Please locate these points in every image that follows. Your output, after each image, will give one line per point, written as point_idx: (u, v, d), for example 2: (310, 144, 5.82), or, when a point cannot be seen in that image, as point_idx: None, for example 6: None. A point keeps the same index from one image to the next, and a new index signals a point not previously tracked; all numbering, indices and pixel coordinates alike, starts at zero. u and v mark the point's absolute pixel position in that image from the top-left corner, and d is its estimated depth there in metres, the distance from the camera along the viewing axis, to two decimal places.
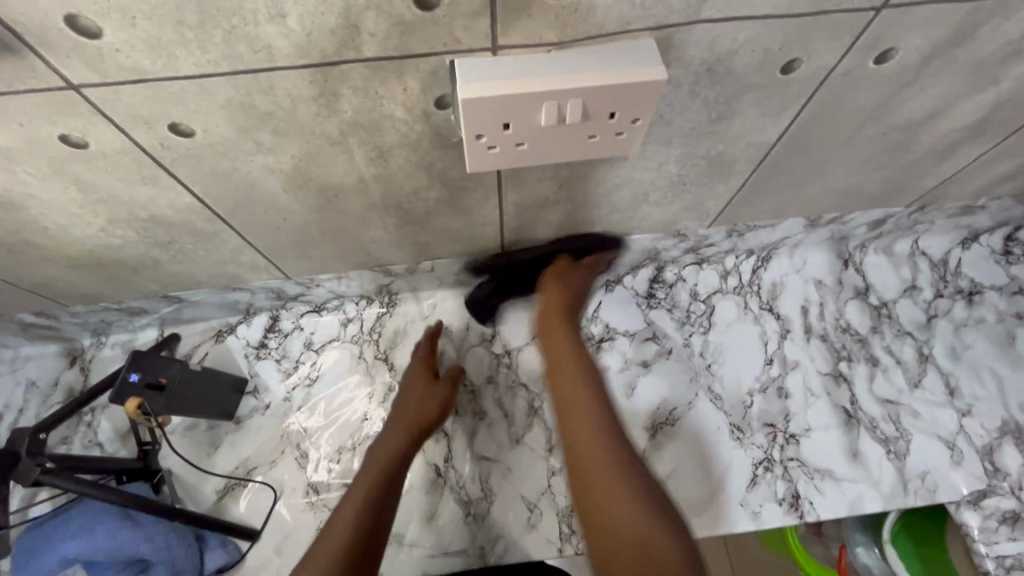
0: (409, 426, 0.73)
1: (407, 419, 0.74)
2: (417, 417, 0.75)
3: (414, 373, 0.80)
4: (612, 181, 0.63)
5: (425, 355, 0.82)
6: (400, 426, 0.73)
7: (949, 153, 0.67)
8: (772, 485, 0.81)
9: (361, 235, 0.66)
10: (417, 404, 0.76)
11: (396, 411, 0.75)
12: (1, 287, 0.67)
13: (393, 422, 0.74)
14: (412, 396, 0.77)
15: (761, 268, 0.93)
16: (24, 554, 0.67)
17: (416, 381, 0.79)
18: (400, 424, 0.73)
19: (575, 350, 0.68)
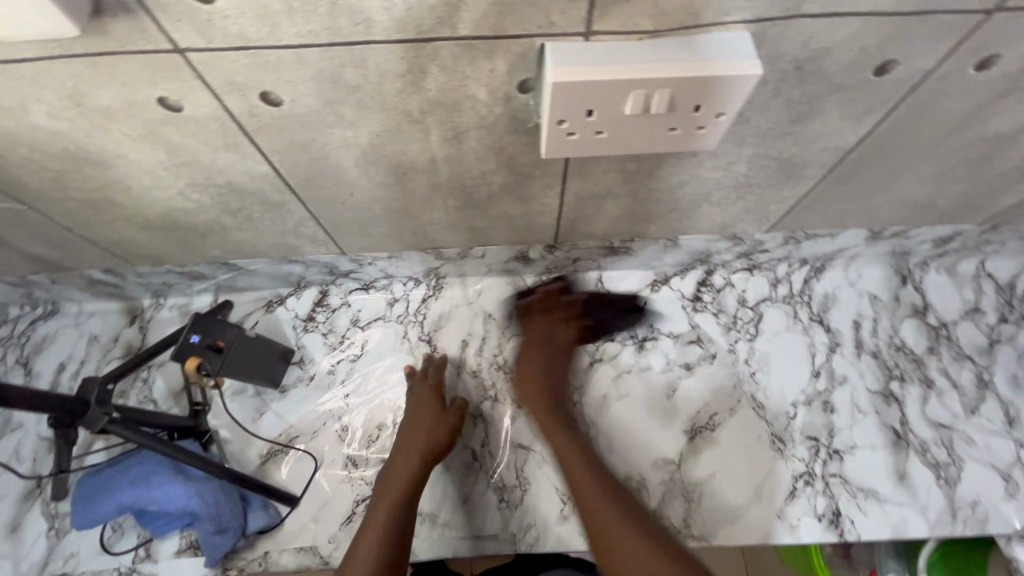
0: (422, 450, 0.75)
1: (418, 446, 0.75)
2: (429, 442, 0.76)
3: (421, 395, 0.80)
4: (678, 179, 0.62)
5: (432, 383, 0.82)
6: (411, 453, 0.75)
7: None
8: (812, 500, 0.79)
9: (421, 216, 0.67)
10: (427, 430, 0.77)
11: (408, 435, 0.77)
12: (77, 242, 0.70)
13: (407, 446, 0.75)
14: (421, 421, 0.77)
15: (814, 278, 0.90)
16: (83, 497, 0.70)
17: (424, 405, 0.79)
18: (414, 450, 0.75)
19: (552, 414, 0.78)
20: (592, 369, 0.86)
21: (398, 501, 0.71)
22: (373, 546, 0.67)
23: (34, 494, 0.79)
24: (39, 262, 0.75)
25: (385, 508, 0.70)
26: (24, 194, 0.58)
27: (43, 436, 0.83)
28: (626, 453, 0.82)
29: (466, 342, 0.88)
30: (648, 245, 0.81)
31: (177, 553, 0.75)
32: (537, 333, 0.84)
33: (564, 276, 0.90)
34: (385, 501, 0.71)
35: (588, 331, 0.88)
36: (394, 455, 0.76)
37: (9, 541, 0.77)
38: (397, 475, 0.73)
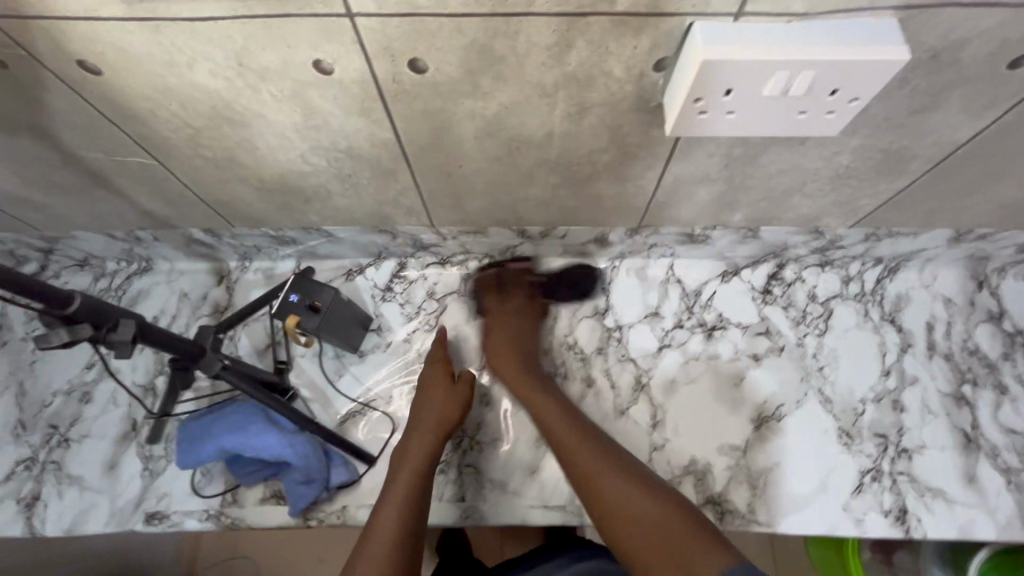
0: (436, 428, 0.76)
1: (432, 423, 0.77)
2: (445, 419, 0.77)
3: (432, 376, 0.82)
4: (779, 167, 0.63)
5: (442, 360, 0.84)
6: (425, 429, 0.76)
7: None
8: (878, 495, 0.79)
9: (519, 191, 0.69)
10: (441, 404, 0.78)
11: (420, 415, 0.78)
12: (190, 200, 0.74)
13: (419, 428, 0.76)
14: (434, 400, 0.79)
15: (886, 278, 0.90)
16: (185, 440, 0.74)
17: (436, 381, 0.81)
18: (428, 426, 0.76)
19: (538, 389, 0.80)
20: (660, 353, 0.88)
21: (414, 477, 0.71)
22: (392, 521, 0.67)
23: (130, 437, 0.85)
24: (150, 218, 0.80)
25: (403, 487, 0.70)
26: (159, 150, 0.62)
27: (137, 383, 0.88)
28: (691, 438, 0.83)
29: (537, 320, 0.90)
30: (727, 234, 0.82)
31: (262, 501, 0.80)
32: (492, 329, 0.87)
33: (636, 261, 0.91)
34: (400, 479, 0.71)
35: (657, 317, 0.90)
36: (404, 441, 0.76)
37: (107, 479, 0.82)
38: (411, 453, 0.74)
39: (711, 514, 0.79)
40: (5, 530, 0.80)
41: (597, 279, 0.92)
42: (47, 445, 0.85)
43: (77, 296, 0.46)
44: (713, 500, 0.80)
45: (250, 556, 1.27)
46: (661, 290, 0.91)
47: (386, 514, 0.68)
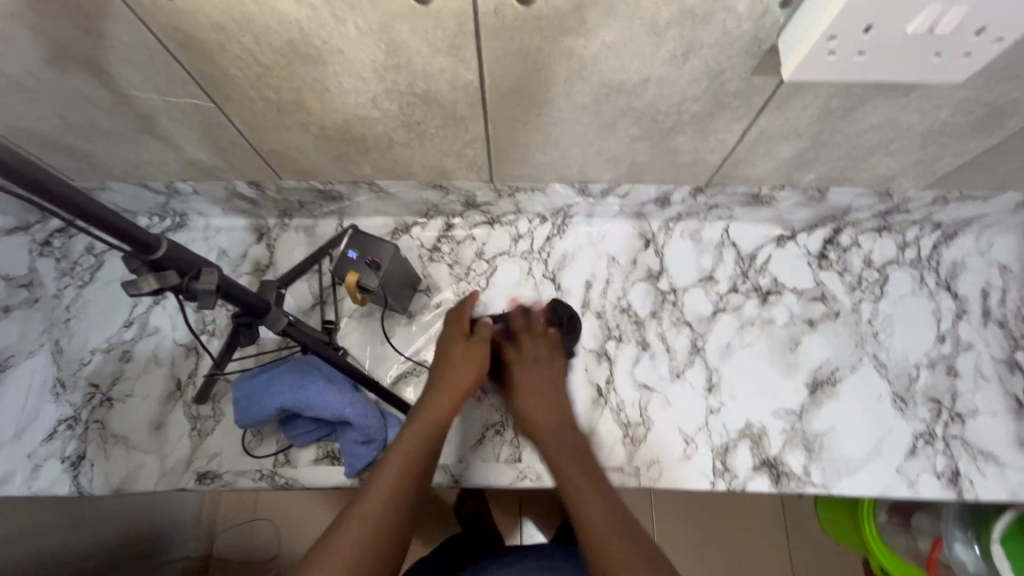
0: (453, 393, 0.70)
1: (450, 386, 0.70)
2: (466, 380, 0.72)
3: (451, 332, 0.77)
4: (872, 121, 0.61)
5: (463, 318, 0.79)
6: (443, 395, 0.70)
7: None
8: (931, 459, 0.80)
9: (594, 145, 0.66)
10: (461, 370, 0.72)
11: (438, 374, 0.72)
12: (241, 148, 0.70)
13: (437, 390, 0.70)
14: (455, 359, 0.74)
15: (943, 244, 0.89)
16: (242, 398, 0.72)
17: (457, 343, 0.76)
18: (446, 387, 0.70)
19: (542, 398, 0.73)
20: (715, 318, 0.87)
21: (423, 438, 0.64)
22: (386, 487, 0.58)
23: (177, 396, 0.83)
24: (194, 167, 0.75)
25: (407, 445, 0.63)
26: (221, 89, 0.58)
27: (180, 342, 0.85)
28: (748, 401, 0.83)
29: (590, 283, 0.88)
30: (793, 195, 0.80)
31: (315, 461, 0.79)
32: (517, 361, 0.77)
33: (691, 223, 0.90)
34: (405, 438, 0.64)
35: (712, 281, 0.88)
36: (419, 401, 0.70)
37: (154, 438, 0.81)
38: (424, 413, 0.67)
39: (767, 476, 0.79)
40: (52, 488, 0.79)
41: (651, 241, 0.90)
42: (90, 404, 0.83)
43: (163, 243, 0.43)
44: (769, 462, 0.80)
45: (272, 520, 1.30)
46: (716, 253, 0.89)
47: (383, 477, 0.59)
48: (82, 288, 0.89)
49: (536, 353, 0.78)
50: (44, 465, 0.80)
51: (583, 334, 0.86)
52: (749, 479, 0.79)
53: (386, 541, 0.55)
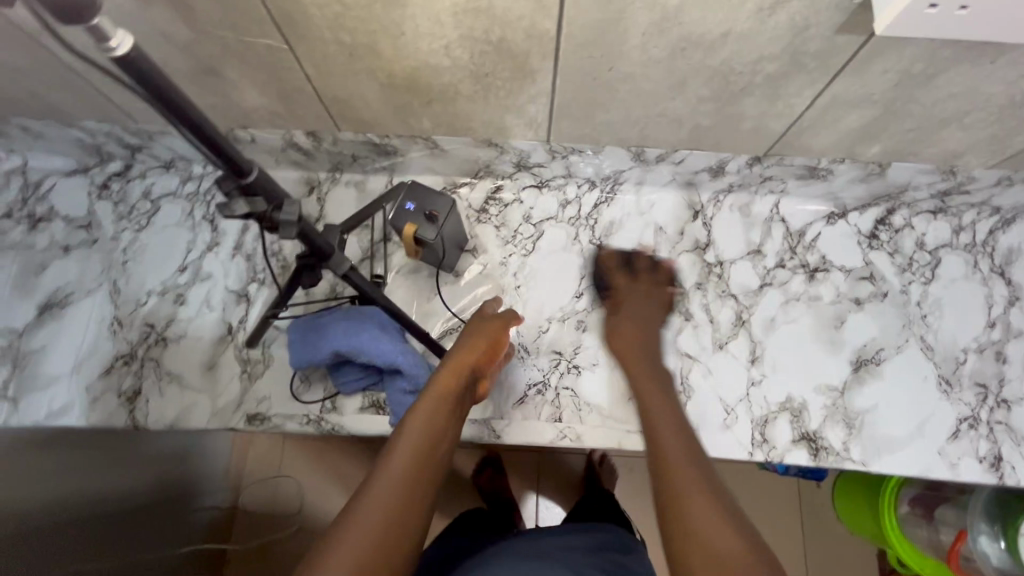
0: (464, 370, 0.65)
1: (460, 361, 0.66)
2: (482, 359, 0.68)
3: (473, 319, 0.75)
4: (952, 89, 0.59)
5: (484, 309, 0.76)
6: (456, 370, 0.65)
7: None
8: (974, 442, 0.79)
9: (659, 104, 0.66)
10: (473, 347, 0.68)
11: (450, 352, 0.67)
12: (306, 95, 0.71)
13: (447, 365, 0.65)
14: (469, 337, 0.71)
15: (1000, 230, 0.88)
16: (298, 341, 0.74)
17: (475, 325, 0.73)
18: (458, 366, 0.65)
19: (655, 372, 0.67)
20: (761, 291, 0.86)
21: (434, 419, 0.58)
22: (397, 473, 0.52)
23: (227, 339, 0.85)
24: (256, 114, 0.76)
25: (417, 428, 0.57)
26: (298, 30, 0.58)
27: (231, 289, 0.87)
28: (790, 377, 0.83)
29: (636, 251, 0.88)
30: (852, 170, 0.78)
31: (360, 410, 0.81)
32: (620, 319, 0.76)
33: (741, 196, 0.89)
34: (416, 418, 0.58)
35: (759, 255, 0.88)
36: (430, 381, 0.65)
37: (206, 378, 0.83)
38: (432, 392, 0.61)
39: (806, 449, 0.80)
40: (108, 421, 0.82)
41: (699, 212, 0.89)
42: (145, 343, 0.85)
43: (255, 168, 0.44)
44: (808, 436, 0.80)
45: (296, 478, 1.37)
46: (764, 228, 0.89)
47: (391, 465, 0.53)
48: (138, 232, 0.91)
49: (638, 291, 0.79)
50: (101, 399, 0.83)
51: None
52: (787, 451, 0.80)
53: (398, 537, 0.49)
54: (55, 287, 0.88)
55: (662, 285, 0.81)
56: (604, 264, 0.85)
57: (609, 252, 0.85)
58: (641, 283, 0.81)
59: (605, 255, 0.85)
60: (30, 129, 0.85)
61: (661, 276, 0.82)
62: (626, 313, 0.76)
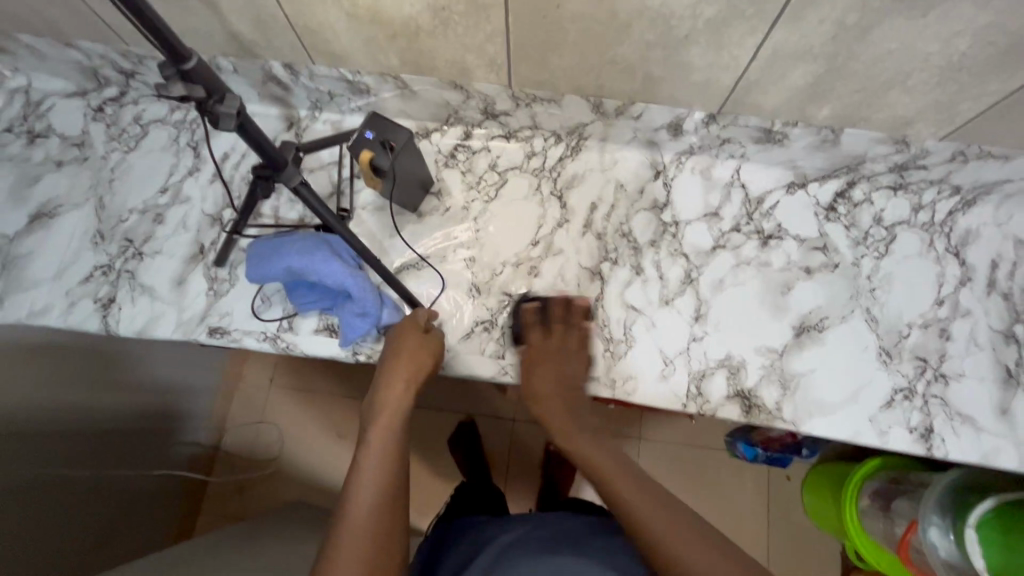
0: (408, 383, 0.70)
1: (402, 376, 0.70)
2: (424, 361, 0.73)
3: (405, 324, 0.76)
4: (889, 45, 0.61)
5: (415, 314, 0.78)
6: (396, 382, 0.70)
7: None
8: (906, 413, 0.81)
9: (608, 48, 0.68)
10: (412, 358, 0.72)
11: (390, 360, 0.72)
12: (279, 23, 0.75)
13: (388, 379, 0.70)
14: (402, 346, 0.74)
15: (960, 211, 0.88)
16: (255, 256, 0.77)
17: (410, 332, 0.75)
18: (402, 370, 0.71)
19: (574, 402, 0.76)
20: (713, 253, 0.88)
21: (390, 441, 0.65)
22: (367, 508, 0.60)
23: (198, 259, 0.90)
24: (237, 41, 0.81)
25: (373, 461, 0.63)
26: None
27: (207, 213, 0.92)
28: (731, 336, 0.85)
29: (595, 205, 0.91)
30: (807, 135, 0.80)
31: (314, 331, 0.85)
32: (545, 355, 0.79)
33: (703, 159, 0.90)
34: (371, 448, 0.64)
35: (716, 218, 0.90)
36: (372, 393, 0.70)
37: (175, 292, 0.88)
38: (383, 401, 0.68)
39: (738, 406, 0.82)
40: (82, 323, 0.87)
41: (661, 173, 0.91)
42: (123, 255, 0.91)
43: (194, 55, 0.48)
44: (742, 393, 0.82)
45: (275, 423, 1.43)
46: (724, 191, 0.90)
47: (361, 494, 0.61)
48: (126, 153, 0.96)
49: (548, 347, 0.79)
50: (78, 303, 0.88)
51: (580, 253, 0.89)
52: (720, 405, 0.82)
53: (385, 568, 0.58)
54: (46, 199, 0.94)
55: (580, 321, 0.82)
56: (522, 317, 0.82)
57: (528, 304, 0.82)
58: (556, 337, 0.80)
59: (524, 310, 0.82)
60: (33, 47, 0.90)
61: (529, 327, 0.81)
62: (548, 387, 0.76)
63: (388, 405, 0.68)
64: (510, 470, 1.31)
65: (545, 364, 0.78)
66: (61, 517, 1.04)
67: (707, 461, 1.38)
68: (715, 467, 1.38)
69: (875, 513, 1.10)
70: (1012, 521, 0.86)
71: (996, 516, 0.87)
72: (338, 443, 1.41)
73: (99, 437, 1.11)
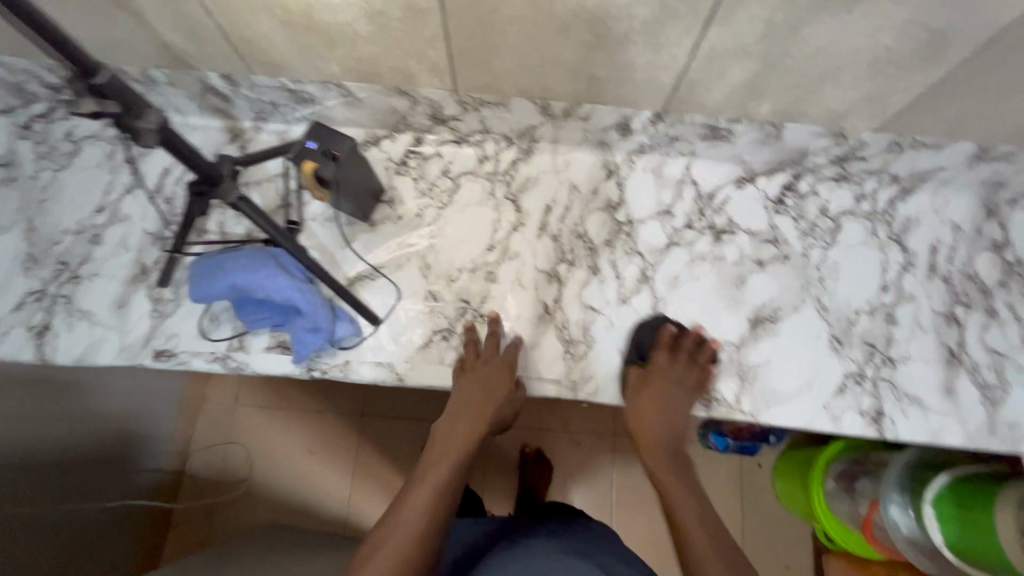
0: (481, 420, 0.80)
1: (474, 413, 0.80)
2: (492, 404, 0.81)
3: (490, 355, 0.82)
4: (819, 42, 0.62)
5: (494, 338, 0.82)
6: (471, 418, 0.80)
7: None
8: (858, 397, 0.83)
9: (550, 51, 0.68)
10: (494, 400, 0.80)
11: (462, 399, 0.80)
12: (211, 32, 0.72)
13: (463, 414, 0.80)
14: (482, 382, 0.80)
15: (900, 199, 0.91)
16: (197, 274, 0.74)
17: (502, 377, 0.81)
18: (473, 411, 0.80)
19: (672, 423, 0.80)
20: (667, 250, 0.89)
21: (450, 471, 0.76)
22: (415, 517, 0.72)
23: (140, 279, 0.86)
24: (168, 52, 0.78)
25: (431, 482, 0.75)
26: None
27: (148, 231, 0.88)
28: (689, 332, 0.86)
29: (550, 207, 0.90)
30: (751, 131, 0.81)
31: (266, 349, 0.83)
32: (646, 385, 0.81)
33: (654, 158, 0.91)
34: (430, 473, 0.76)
35: (668, 215, 0.90)
36: (448, 423, 0.81)
37: (116, 315, 0.84)
38: (456, 436, 0.79)
39: (698, 400, 0.83)
40: (16, 353, 0.82)
41: (614, 172, 0.91)
42: (58, 280, 0.86)
43: (105, 71, 0.45)
44: (701, 387, 0.83)
45: (243, 442, 1.38)
46: (675, 189, 0.91)
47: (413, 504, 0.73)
48: (58, 172, 0.91)
49: (670, 372, 0.80)
50: (11, 332, 0.83)
51: (536, 256, 0.88)
52: None
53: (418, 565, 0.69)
54: None
55: (688, 349, 0.83)
56: (653, 338, 0.83)
57: (668, 331, 0.82)
58: (678, 367, 0.81)
59: (659, 330, 0.83)
60: None
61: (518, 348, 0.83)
62: (653, 416, 0.80)
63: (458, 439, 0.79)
64: (487, 474, 1.33)
65: (675, 401, 0.80)
66: (20, 554, 0.98)
67: (685, 456, 1.39)
68: (692, 461, 1.39)
69: (841, 496, 1.12)
70: (961, 498, 0.87)
71: (949, 491, 0.89)
72: (309, 458, 1.37)
73: (52, 469, 1.06)
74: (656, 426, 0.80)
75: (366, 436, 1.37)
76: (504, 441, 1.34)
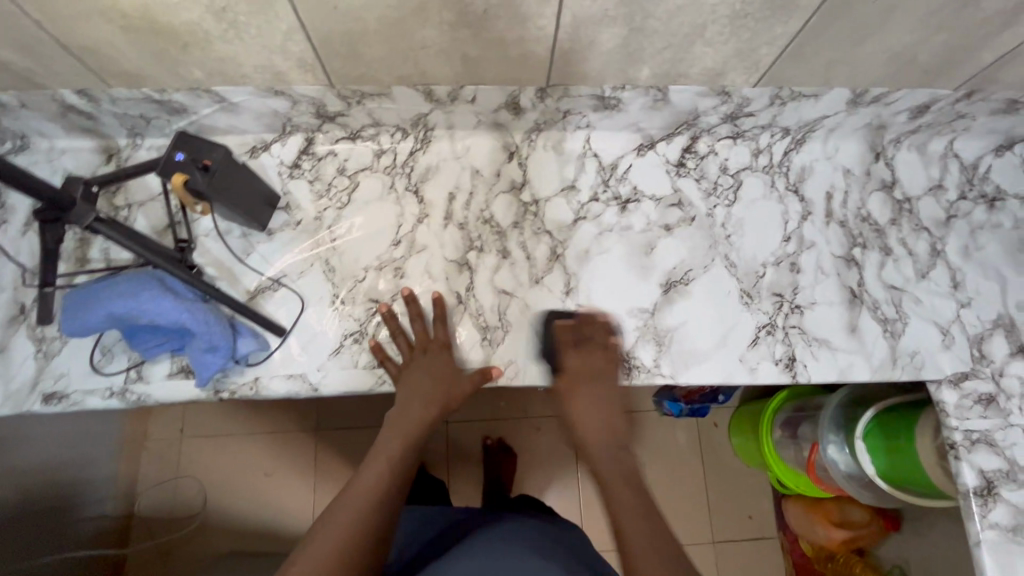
0: (436, 403, 0.77)
1: (430, 396, 0.77)
2: (441, 391, 0.77)
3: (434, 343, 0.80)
4: (676, 1, 0.63)
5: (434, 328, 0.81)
6: (426, 401, 0.76)
7: (1005, 25, 0.67)
8: (771, 347, 0.86)
9: (415, 33, 0.66)
10: (444, 385, 0.78)
11: (411, 387, 0.77)
12: (49, 46, 0.67)
13: (415, 395, 0.77)
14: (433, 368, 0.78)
15: (794, 150, 0.93)
16: (71, 307, 0.70)
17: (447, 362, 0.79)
18: (421, 399, 0.76)
19: (612, 407, 0.70)
20: (575, 226, 0.89)
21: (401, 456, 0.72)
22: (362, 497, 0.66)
23: (19, 320, 0.80)
24: (9, 71, 0.71)
25: (382, 466, 0.70)
26: None
27: (24, 268, 0.82)
28: (605, 303, 0.86)
29: (453, 195, 0.89)
30: (638, 97, 0.81)
31: (169, 376, 0.78)
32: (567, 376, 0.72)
33: (553, 135, 0.90)
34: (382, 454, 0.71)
35: (573, 191, 0.90)
36: (400, 408, 0.76)
37: None
38: (409, 419, 0.75)
39: (618, 370, 0.83)
40: None
41: (514, 154, 0.90)
42: None
43: None
44: (622, 358, 0.84)
45: (194, 475, 1.32)
46: (578, 164, 0.91)
47: (361, 485, 0.68)
48: None
49: (585, 365, 0.73)
50: None
51: (444, 246, 0.87)
52: None
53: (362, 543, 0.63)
54: None
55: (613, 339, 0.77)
56: (555, 335, 0.78)
57: (563, 320, 0.78)
58: (589, 356, 0.74)
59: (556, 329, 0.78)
60: None
61: (448, 326, 0.82)
62: (584, 398, 0.70)
63: (410, 422, 0.75)
64: (452, 468, 1.32)
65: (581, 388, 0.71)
66: None
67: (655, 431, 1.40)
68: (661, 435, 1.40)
69: (784, 442, 1.16)
70: (890, 429, 0.90)
71: (876, 424, 0.92)
72: (268, 480, 1.32)
73: None
74: (585, 415, 0.69)
75: (323, 451, 1.33)
76: (463, 436, 1.33)
